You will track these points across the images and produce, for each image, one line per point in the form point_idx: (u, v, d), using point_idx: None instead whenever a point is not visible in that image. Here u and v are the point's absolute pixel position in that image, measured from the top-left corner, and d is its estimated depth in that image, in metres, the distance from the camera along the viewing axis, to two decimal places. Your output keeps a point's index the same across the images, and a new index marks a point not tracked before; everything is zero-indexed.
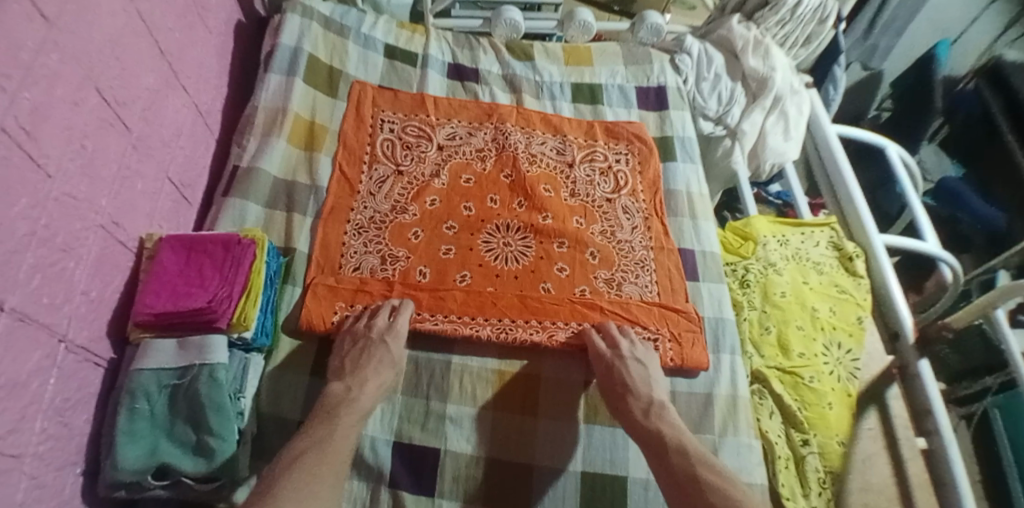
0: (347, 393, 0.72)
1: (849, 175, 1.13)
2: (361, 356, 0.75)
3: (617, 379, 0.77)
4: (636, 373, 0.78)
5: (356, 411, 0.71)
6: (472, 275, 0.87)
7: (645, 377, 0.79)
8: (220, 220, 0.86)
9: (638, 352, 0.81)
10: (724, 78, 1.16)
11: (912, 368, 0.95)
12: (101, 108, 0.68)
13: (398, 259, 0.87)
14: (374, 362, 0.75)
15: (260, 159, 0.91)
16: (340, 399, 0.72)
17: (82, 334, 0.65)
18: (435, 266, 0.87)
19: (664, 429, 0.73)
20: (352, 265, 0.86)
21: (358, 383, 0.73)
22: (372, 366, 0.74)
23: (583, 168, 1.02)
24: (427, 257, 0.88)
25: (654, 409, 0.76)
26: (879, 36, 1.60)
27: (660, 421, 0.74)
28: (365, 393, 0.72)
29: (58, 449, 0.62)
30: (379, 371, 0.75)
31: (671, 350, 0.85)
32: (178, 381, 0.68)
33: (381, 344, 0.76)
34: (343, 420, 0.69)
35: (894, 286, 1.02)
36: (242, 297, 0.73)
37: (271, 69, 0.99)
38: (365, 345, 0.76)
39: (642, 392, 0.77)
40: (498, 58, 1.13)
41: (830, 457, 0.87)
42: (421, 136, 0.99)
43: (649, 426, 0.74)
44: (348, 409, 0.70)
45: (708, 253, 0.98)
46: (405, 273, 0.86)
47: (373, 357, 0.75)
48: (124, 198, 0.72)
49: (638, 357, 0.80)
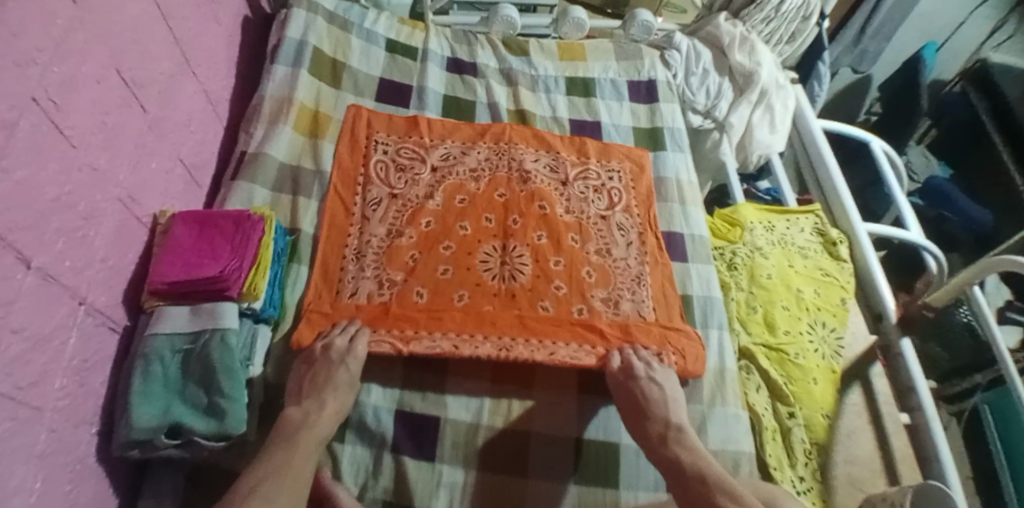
0: (306, 417, 0.71)
1: (833, 165, 1.18)
2: (323, 378, 0.75)
3: (639, 400, 0.78)
4: (657, 399, 0.78)
5: (315, 435, 0.70)
6: (471, 294, 0.86)
7: (665, 399, 0.79)
8: (229, 201, 0.89)
9: (655, 372, 0.81)
10: (712, 73, 1.21)
11: (896, 347, 0.99)
12: (122, 88, 0.72)
13: (396, 282, 0.86)
14: (332, 385, 0.74)
15: (267, 144, 0.95)
16: (298, 423, 0.71)
17: (100, 298, 0.69)
18: (433, 285, 0.87)
19: (682, 454, 0.72)
20: (349, 291, 0.86)
21: (316, 406, 0.72)
22: (332, 389, 0.74)
23: (577, 186, 1.02)
24: (425, 278, 0.87)
25: (671, 433, 0.75)
26: (867, 41, 1.67)
27: (674, 446, 0.74)
28: (323, 417, 0.72)
29: (75, 407, 0.64)
30: (338, 394, 0.74)
31: (675, 363, 0.85)
32: (190, 345, 0.71)
33: (342, 366, 0.76)
34: (302, 445, 0.68)
35: (878, 270, 1.07)
36: (252, 269, 0.77)
37: (278, 61, 1.03)
38: (324, 367, 0.75)
39: (659, 414, 0.77)
40: (495, 53, 1.17)
41: (815, 429, 0.91)
42: (415, 158, 1.00)
43: (669, 454, 0.73)
44: (306, 435, 0.70)
45: (696, 236, 1.03)
46: (402, 296, 0.85)
47: (333, 380, 0.74)
48: (140, 175, 0.76)
49: (657, 379, 0.80)
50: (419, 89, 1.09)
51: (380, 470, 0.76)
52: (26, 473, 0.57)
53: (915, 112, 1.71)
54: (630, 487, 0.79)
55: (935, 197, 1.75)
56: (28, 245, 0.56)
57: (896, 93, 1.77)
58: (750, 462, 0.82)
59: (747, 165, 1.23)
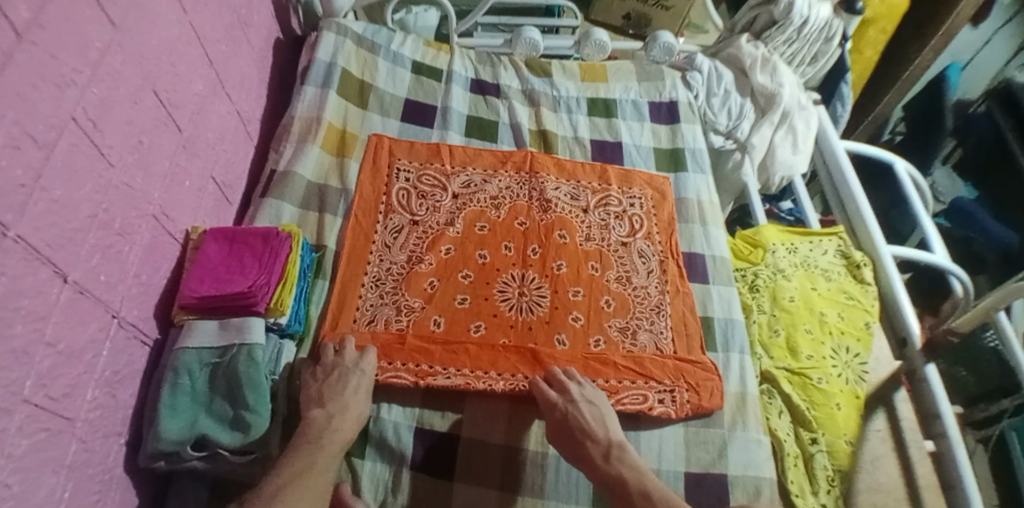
0: (328, 421, 0.73)
1: (857, 187, 1.17)
2: (337, 385, 0.76)
3: (574, 424, 0.77)
4: (591, 418, 0.78)
5: (338, 440, 0.72)
6: (487, 325, 0.88)
7: (602, 416, 0.79)
8: (258, 219, 0.92)
9: (586, 392, 0.81)
10: (733, 94, 1.21)
11: (919, 372, 0.97)
12: (156, 109, 0.75)
13: (414, 309, 0.88)
14: (349, 390, 0.76)
15: (295, 164, 0.97)
16: (322, 427, 0.72)
17: (132, 312, 0.71)
18: (450, 315, 0.89)
19: (624, 471, 0.74)
20: (368, 318, 0.87)
21: (338, 409, 0.74)
22: (349, 395, 0.75)
23: (598, 213, 1.03)
24: (442, 306, 0.89)
25: (614, 451, 0.76)
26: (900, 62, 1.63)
27: (617, 462, 0.75)
28: (345, 422, 0.73)
29: (105, 418, 0.66)
30: (356, 401, 0.76)
31: (688, 401, 0.84)
32: (218, 360, 0.73)
33: (354, 375, 0.77)
34: (325, 447, 0.70)
35: (902, 296, 1.05)
36: (278, 285, 0.79)
37: (307, 82, 1.06)
38: (338, 375, 0.77)
39: (600, 435, 0.77)
40: (518, 74, 1.19)
41: (839, 455, 0.89)
42: (436, 185, 1.02)
43: (608, 468, 0.75)
44: (330, 438, 0.71)
45: (717, 258, 1.02)
46: (420, 324, 0.87)
47: (348, 387, 0.76)
48: (173, 193, 0.79)
49: (588, 399, 0.80)
50: (443, 110, 1.11)
51: (399, 486, 0.77)
52: (56, 483, 0.59)
53: (939, 131, 1.70)
54: None
55: (959, 216, 1.73)
56: (63, 260, 0.59)
57: (922, 113, 1.75)
58: (770, 488, 0.81)
59: (769, 185, 1.23)
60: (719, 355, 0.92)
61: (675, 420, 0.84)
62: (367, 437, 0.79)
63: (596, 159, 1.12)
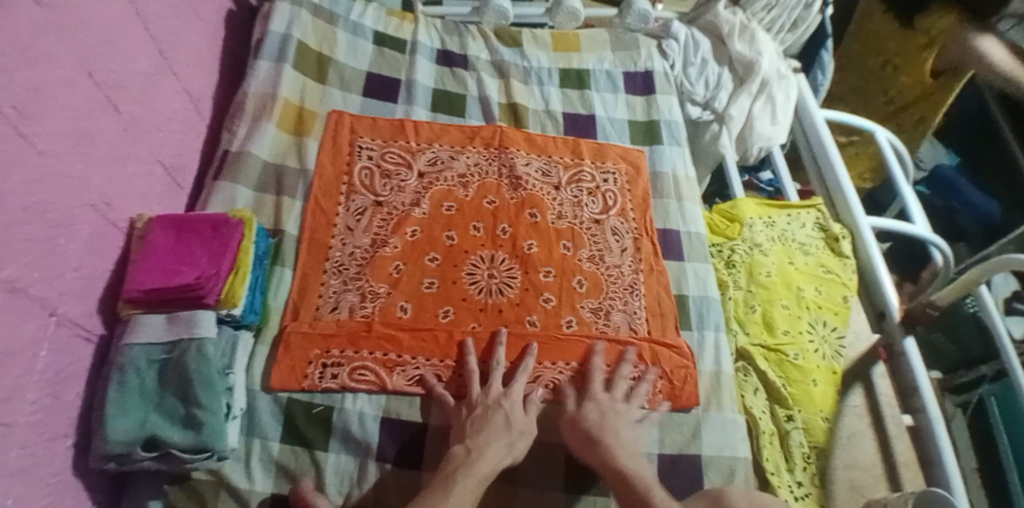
0: (468, 455, 0.70)
1: (835, 157, 1.14)
2: (482, 421, 0.74)
3: (600, 427, 0.75)
4: (619, 427, 0.76)
5: (475, 475, 0.67)
6: (456, 310, 0.85)
7: (614, 428, 0.75)
8: (210, 202, 0.87)
9: (602, 406, 0.78)
10: (711, 63, 1.17)
11: (898, 346, 0.96)
12: (95, 92, 0.70)
13: (379, 295, 0.85)
14: (490, 426, 0.73)
15: (250, 143, 0.92)
16: (461, 461, 0.69)
17: (73, 309, 0.66)
18: (417, 301, 0.85)
19: (623, 462, 0.71)
20: (330, 306, 0.84)
21: (478, 446, 0.71)
22: (490, 430, 0.73)
23: (570, 190, 0.99)
24: (408, 291, 0.86)
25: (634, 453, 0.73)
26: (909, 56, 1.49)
27: (615, 453, 0.72)
28: (486, 456, 0.70)
29: (49, 420, 0.63)
30: (498, 435, 0.73)
31: (661, 389, 0.83)
32: (167, 355, 0.70)
33: (499, 408, 0.75)
34: (460, 483, 0.66)
35: (880, 265, 1.03)
36: (230, 275, 0.75)
37: (261, 56, 1.00)
38: (483, 411, 0.75)
39: (620, 442, 0.74)
40: (487, 44, 1.14)
41: (815, 432, 0.88)
42: (401, 164, 0.97)
43: (611, 461, 0.71)
44: (467, 472, 0.67)
45: (693, 234, 0.99)
46: (385, 310, 0.84)
47: (493, 422, 0.74)
48: (115, 179, 0.74)
49: (603, 411, 0.77)
50: (408, 83, 1.06)
51: (365, 479, 0.74)
52: None
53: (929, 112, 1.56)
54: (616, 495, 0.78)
55: (942, 188, 1.70)
56: None
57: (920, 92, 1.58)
58: (746, 469, 0.80)
59: (747, 156, 1.18)
60: (693, 333, 0.90)
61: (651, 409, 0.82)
62: (331, 427, 0.77)
63: (568, 134, 1.07)
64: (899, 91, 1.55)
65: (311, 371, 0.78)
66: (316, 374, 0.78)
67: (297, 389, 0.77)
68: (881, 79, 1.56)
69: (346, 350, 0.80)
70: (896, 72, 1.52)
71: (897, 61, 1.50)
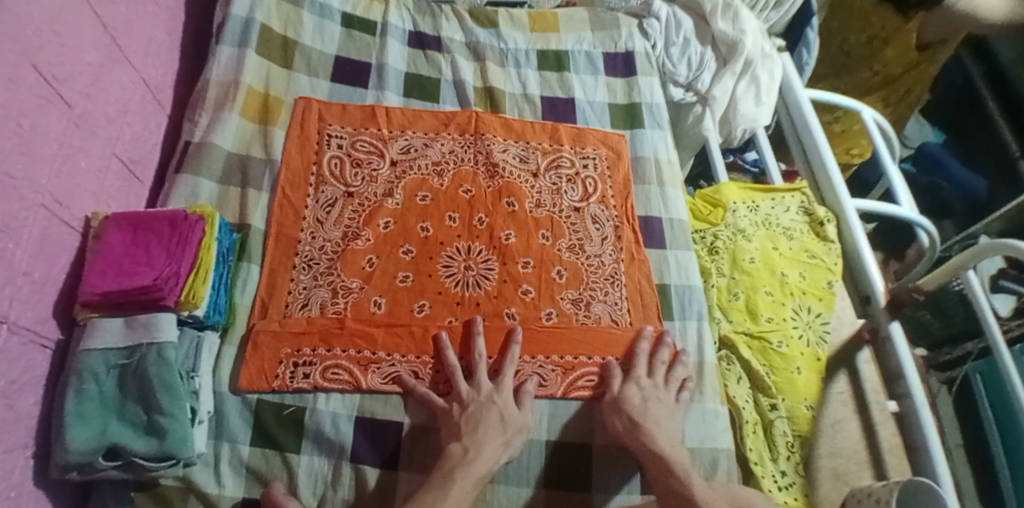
0: (464, 456, 0.69)
1: (820, 138, 1.11)
2: (477, 420, 0.72)
3: (640, 413, 0.75)
4: (658, 412, 0.76)
5: (473, 475, 0.68)
6: (431, 304, 0.83)
7: (655, 415, 0.76)
8: (172, 197, 0.83)
9: (643, 390, 0.78)
10: (693, 42, 1.14)
11: (884, 331, 0.94)
12: (40, 85, 0.66)
13: (351, 290, 0.82)
14: (486, 425, 0.72)
15: (212, 134, 0.88)
16: (456, 462, 0.69)
17: (25, 315, 0.63)
18: (392, 295, 0.83)
19: (664, 449, 0.72)
20: (301, 302, 0.81)
21: (474, 446, 0.70)
22: (487, 429, 0.72)
23: (549, 177, 0.96)
24: (382, 286, 0.83)
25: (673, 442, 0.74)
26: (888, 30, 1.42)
27: (656, 441, 0.73)
28: (482, 457, 0.69)
29: (5, 432, 0.60)
30: (495, 434, 0.72)
31: None
32: (126, 361, 0.66)
33: (492, 405, 0.74)
34: (457, 485, 0.66)
35: (864, 247, 1.01)
36: (191, 274, 0.71)
37: (223, 41, 0.96)
38: (476, 409, 0.73)
39: (663, 428, 0.75)
40: (461, 25, 1.10)
41: (799, 421, 0.87)
42: (373, 152, 0.93)
43: (653, 448, 0.72)
44: (464, 473, 0.67)
45: (675, 221, 0.97)
46: (358, 306, 0.81)
47: (489, 421, 0.72)
48: (66, 176, 0.70)
49: (644, 396, 0.77)
50: (378, 68, 1.02)
51: (339, 482, 0.72)
52: None
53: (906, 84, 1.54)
54: (604, 492, 0.76)
55: (927, 164, 1.69)
56: None
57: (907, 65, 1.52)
58: (728, 460, 0.79)
59: (731, 138, 1.16)
60: (676, 323, 0.88)
61: None
62: (303, 429, 0.74)
63: (546, 118, 1.04)
64: (884, 65, 1.49)
65: (282, 371, 0.76)
66: (287, 373, 0.76)
67: (267, 389, 0.75)
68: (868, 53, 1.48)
69: (317, 348, 0.77)
70: (882, 45, 1.45)
71: (884, 35, 1.43)
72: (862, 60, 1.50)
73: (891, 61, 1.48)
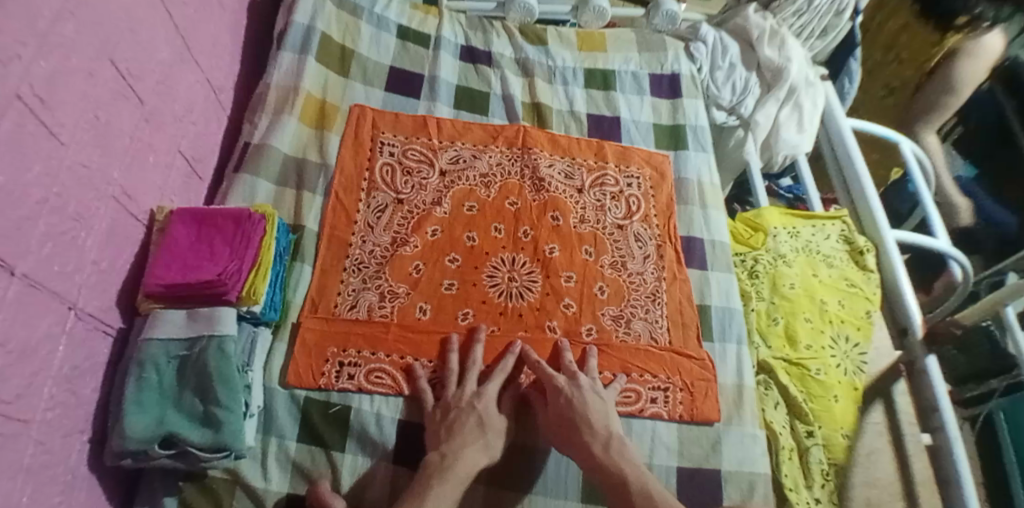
0: (441, 461, 0.69)
1: (862, 169, 1.11)
2: (454, 426, 0.73)
3: (575, 411, 0.74)
4: (594, 408, 0.75)
5: (451, 479, 0.67)
6: (475, 313, 0.84)
7: (586, 414, 0.74)
8: (231, 196, 0.86)
9: (573, 391, 0.76)
10: (738, 67, 1.15)
11: (919, 364, 0.94)
12: (115, 80, 0.68)
13: (398, 295, 0.84)
14: (463, 430, 0.72)
15: (272, 136, 0.91)
16: (436, 467, 0.69)
17: (91, 303, 0.65)
18: (437, 302, 0.84)
19: (603, 458, 0.71)
20: (349, 304, 0.83)
21: (452, 451, 0.70)
22: (464, 434, 0.72)
23: (593, 193, 0.98)
24: (428, 292, 0.85)
25: (613, 444, 0.73)
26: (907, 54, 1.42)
27: (592, 450, 0.72)
28: (461, 459, 0.69)
29: (65, 416, 0.62)
30: (471, 441, 0.72)
31: (681, 402, 0.82)
32: (186, 352, 0.68)
33: (471, 412, 0.74)
34: (434, 490, 0.66)
35: (904, 282, 1.01)
36: (252, 271, 0.74)
37: (284, 48, 0.99)
38: (456, 415, 0.74)
39: (599, 427, 0.74)
40: (512, 41, 1.12)
41: (835, 449, 0.87)
42: (423, 161, 0.96)
43: (593, 457, 0.72)
44: (440, 479, 0.67)
45: (717, 243, 0.98)
46: (403, 311, 0.83)
47: (466, 426, 0.73)
48: (135, 170, 0.73)
49: (572, 395, 0.76)
50: (431, 80, 1.04)
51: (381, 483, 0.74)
52: (12, 489, 0.54)
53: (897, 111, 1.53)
54: None
55: (957, 197, 1.69)
56: (10, 252, 0.52)
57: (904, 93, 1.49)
58: (766, 485, 0.79)
59: (772, 164, 1.17)
60: (715, 345, 0.88)
61: (672, 423, 0.81)
62: (348, 427, 0.76)
63: (592, 136, 1.05)
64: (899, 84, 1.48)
65: (327, 370, 0.77)
66: (332, 372, 0.77)
67: (314, 387, 0.76)
68: (889, 70, 1.48)
69: (362, 350, 0.79)
70: (901, 66, 1.45)
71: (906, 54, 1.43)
72: (881, 76, 1.51)
73: (908, 81, 1.46)
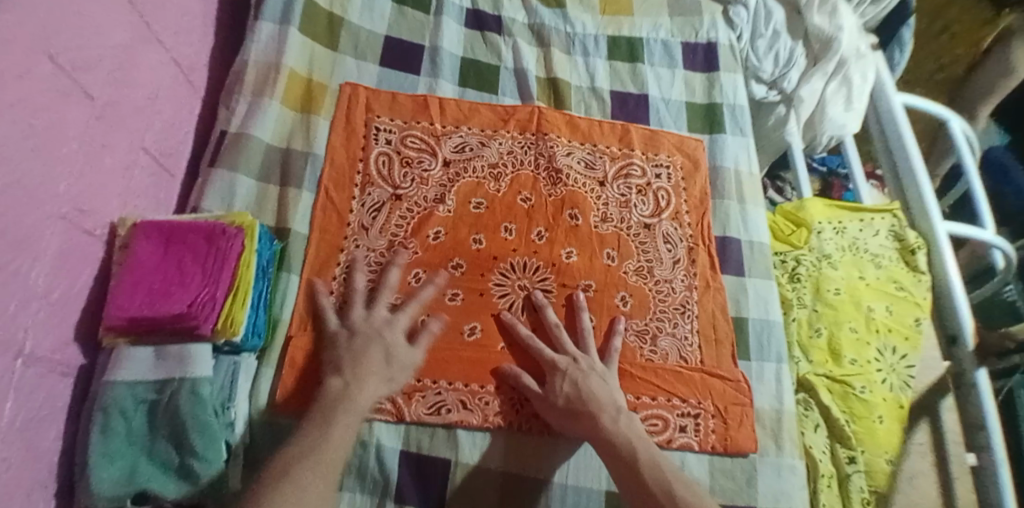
0: (345, 390, 0.64)
1: (914, 151, 0.98)
2: (359, 353, 0.67)
3: (580, 393, 0.68)
4: (597, 389, 0.69)
5: (356, 410, 0.63)
6: (483, 327, 0.75)
7: (592, 391, 0.69)
8: (207, 195, 0.75)
9: (569, 374, 0.70)
10: (783, 35, 1.01)
11: (968, 377, 0.84)
12: (57, 78, 0.57)
13: None
14: (368, 356, 0.66)
15: (251, 123, 0.80)
16: (335, 396, 0.63)
17: (44, 343, 0.56)
18: (442, 317, 0.75)
19: (615, 434, 0.65)
20: None
21: (355, 381, 0.65)
22: (369, 361, 0.66)
23: (617, 186, 0.86)
24: (430, 303, 0.75)
25: (621, 417, 0.67)
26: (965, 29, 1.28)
27: (601, 422, 0.66)
28: (364, 391, 0.64)
29: (22, 475, 0.54)
30: (376, 370, 0.66)
31: (714, 431, 0.74)
32: (156, 396, 0.60)
33: (379, 338, 0.68)
34: (340, 419, 0.61)
35: (956, 283, 0.89)
36: (228, 298, 0.64)
37: (262, 16, 0.86)
38: (362, 340, 0.68)
39: (606, 400, 0.68)
40: (525, 4, 0.98)
41: (876, 476, 0.79)
42: (423, 150, 0.84)
43: (600, 432, 0.66)
44: (345, 409, 0.62)
45: (755, 244, 0.87)
46: None
47: (371, 355, 0.67)
48: (90, 180, 0.62)
49: (572, 380, 0.69)
50: (432, 51, 0.91)
51: None
52: None
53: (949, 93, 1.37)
54: None
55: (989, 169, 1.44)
56: None
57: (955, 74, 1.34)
58: None
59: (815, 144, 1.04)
60: (752, 364, 0.80)
61: (702, 453, 0.73)
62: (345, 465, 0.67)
63: (616, 117, 0.93)
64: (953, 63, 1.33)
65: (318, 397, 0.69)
66: None
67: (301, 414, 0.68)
68: None
69: None
70: None
71: None
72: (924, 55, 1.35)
73: None
